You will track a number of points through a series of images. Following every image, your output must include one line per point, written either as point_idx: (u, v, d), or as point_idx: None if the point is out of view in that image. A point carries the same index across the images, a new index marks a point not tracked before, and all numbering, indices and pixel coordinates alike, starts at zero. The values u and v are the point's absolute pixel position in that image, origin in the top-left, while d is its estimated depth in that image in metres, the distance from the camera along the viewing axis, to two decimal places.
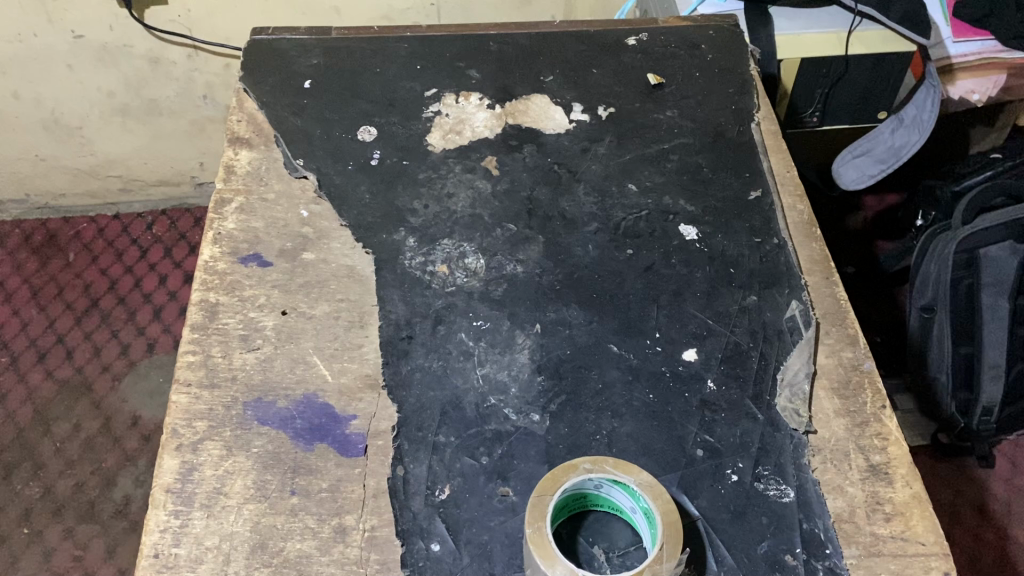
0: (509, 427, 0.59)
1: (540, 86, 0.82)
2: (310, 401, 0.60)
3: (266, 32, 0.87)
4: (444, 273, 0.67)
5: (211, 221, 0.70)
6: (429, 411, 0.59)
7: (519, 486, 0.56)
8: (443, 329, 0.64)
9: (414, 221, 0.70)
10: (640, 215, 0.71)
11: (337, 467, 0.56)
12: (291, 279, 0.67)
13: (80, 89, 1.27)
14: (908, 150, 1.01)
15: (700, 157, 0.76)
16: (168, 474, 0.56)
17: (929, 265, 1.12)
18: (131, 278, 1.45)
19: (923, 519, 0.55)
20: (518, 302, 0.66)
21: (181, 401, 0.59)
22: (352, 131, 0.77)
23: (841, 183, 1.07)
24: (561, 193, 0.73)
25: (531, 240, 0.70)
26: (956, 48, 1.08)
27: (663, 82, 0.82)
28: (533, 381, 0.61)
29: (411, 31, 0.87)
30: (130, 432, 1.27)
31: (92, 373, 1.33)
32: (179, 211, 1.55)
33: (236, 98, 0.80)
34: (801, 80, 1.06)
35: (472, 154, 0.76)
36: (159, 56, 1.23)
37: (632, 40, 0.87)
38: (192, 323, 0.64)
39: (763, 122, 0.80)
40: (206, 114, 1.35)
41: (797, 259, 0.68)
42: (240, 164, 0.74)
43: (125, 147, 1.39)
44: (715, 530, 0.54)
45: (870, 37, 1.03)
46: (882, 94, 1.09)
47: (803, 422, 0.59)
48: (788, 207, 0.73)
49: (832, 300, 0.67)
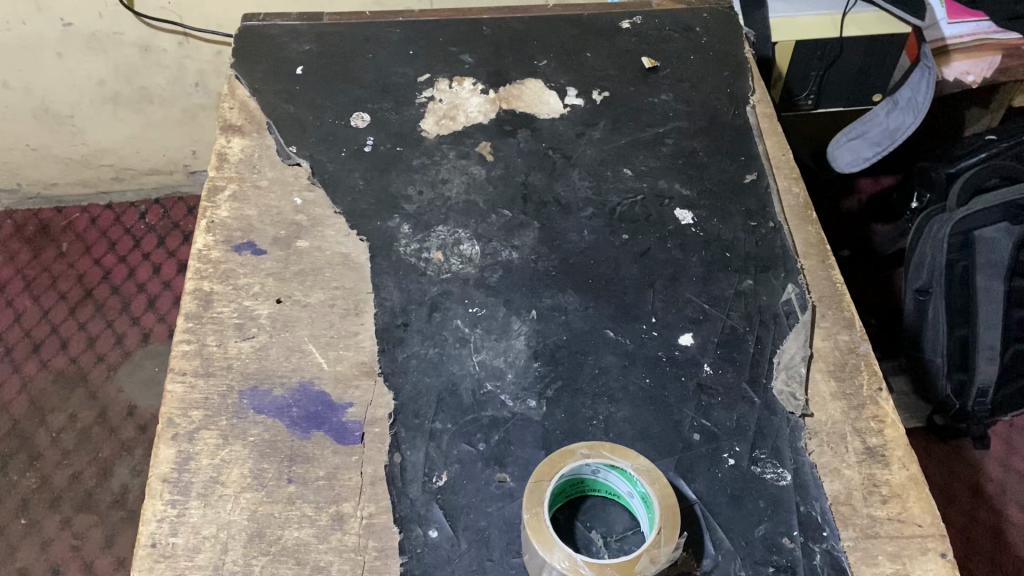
0: (506, 413, 0.58)
1: (534, 71, 0.81)
2: (306, 389, 0.60)
3: (257, 18, 0.86)
4: (439, 260, 0.67)
5: (204, 210, 0.70)
6: (425, 397, 0.59)
7: (516, 472, 0.56)
8: (439, 316, 0.63)
9: (408, 208, 0.70)
10: (635, 199, 0.71)
11: (334, 455, 0.56)
12: (286, 268, 0.66)
13: (71, 78, 1.26)
14: (902, 133, 1.00)
15: (696, 141, 0.76)
16: (164, 463, 0.56)
17: (924, 247, 1.12)
18: (125, 268, 1.45)
19: (919, 500, 0.55)
20: (514, 289, 0.65)
21: (176, 391, 0.59)
22: (345, 118, 0.76)
23: (836, 166, 1.07)
24: (556, 178, 0.73)
25: (526, 225, 0.69)
26: (950, 30, 1.09)
27: (657, 65, 0.82)
28: (529, 368, 0.61)
29: (403, 16, 0.87)
30: (126, 423, 1.27)
31: (87, 363, 1.33)
32: (172, 200, 1.54)
33: (228, 86, 0.79)
34: (796, 63, 1.06)
35: (467, 140, 0.76)
36: (149, 44, 1.23)
37: (626, 24, 0.87)
38: (187, 312, 0.63)
39: (758, 105, 0.79)
40: (197, 102, 1.34)
41: (793, 243, 0.68)
42: (232, 152, 0.74)
43: (117, 137, 1.39)
44: (712, 514, 0.54)
45: (865, 20, 1.03)
46: (877, 76, 1.09)
47: (800, 405, 0.59)
48: (784, 190, 0.73)
49: (829, 283, 0.66)
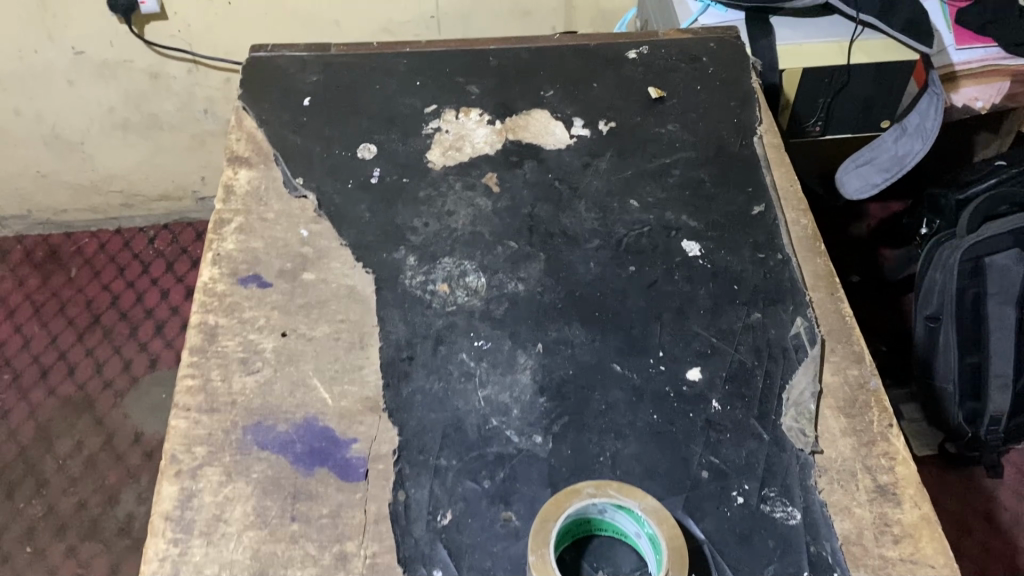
0: (512, 450, 0.58)
1: (540, 101, 0.81)
2: (310, 425, 0.59)
3: (265, 48, 0.86)
4: (445, 292, 0.66)
5: (210, 242, 0.70)
6: (430, 433, 0.59)
7: (521, 510, 0.55)
8: (444, 349, 0.63)
9: (414, 240, 0.70)
10: (642, 231, 0.71)
11: (337, 492, 0.56)
12: (292, 300, 0.66)
13: (82, 105, 1.27)
14: (912, 158, 1.02)
15: (702, 172, 0.75)
16: (167, 501, 0.56)
17: (934, 274, 1.12)
18: (133, 293, 1.45)
19: (932, 540, 0.54)
20: (519, 322, 0.65)
21: (180, 427, 0.59)
22: (352, 148, 0.77)
23: (846, 193, 1.08)
24: (562, 210, 0.73)
25: (532, 257, 0.69)
26: (958, 56, 1.08)
27: (664, 95, 0.82)
28: (534, 403, 0.60)
29: (410, 47, 0.87)
30: (133, 449, 1.27)
31: (94, 389, 1.33)
32: (181, 225, 1.55)
33: (235, 117, 0.79)
34: (804, 91, 1.06)
35: (473, 171, 0.76)
36: (159, 71, 1.24)
37: (633, 54, 0.86)
38: (192, 346, 0.63)
39: (765, 136, 0.79)
40: (207, 128, 1.35)
41: (801, 275, 0.68)
42: (239, 184, 0.74)
43: (127, 163, 1.39)
44: (721, 555, 0.53)
45: (872, 47, 1.03)
46: (884, 103, 1.09)
47: (809, 442, 0.58)
48: (792, 222, 0.72)
49: (837, 316, 0.66)
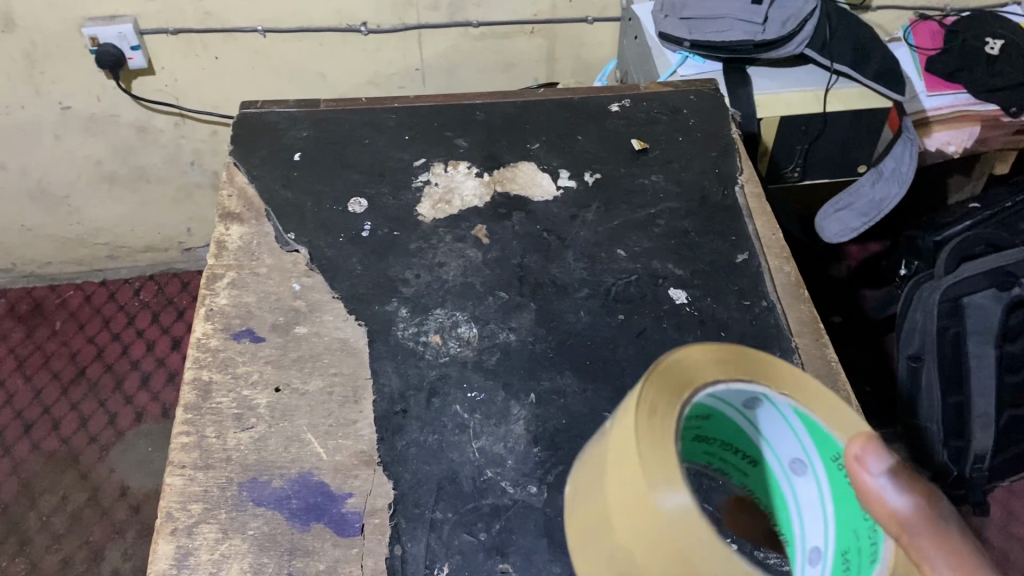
0: (507, 501, 0.58)
1: (527, 154, 0.83)
2: (305, 480, 0.59)
3: (256, 105, 0.88)
4: (437, 344, 0.67)
5: (203, 298, 0.70)
6: (425, 487, 0.59)
7: (518, 562, 0.55)
8: (438, 401, 0.64)
9: (405, 292, 0.71)
10: (630, 279, 0.72)
11: (334, 548, 0.56)
12: (285, 354, 0.67)
13: (69, 159, 1.28)
14: (890, 202, 1.05)
15: (687, 222, 0.77)
16: (163, 560, 0.56)
17: (915, 315, 1.14)
18: (119, 345, 1.44)
19: None
20: (512, 371, 0.66)
21: (175, 484, 0.59)
22: (342, 203, 0.78)
23: (825, 236, 1.10)
24: (551, 260, 0.74)
25: (522, 307, 0.70)
26: (929, 102, 1.11)
27: (647, 147, 0.84)
28: (529, 453, 0.61)
29: (399, 102, 0.89)
30: (119, 503, 1.25)
31: (79, 444, 1.32)
32: (166, 276, 1.55)
33: (226, 173, 0.80)
34: (782, 138, 1.07)
35: (463, 223, 0.77)
36: (146, 125, 1.25)
37: (615, 106, 0.89)
38: (186, 403, 0.63)
39: (747, 185, 0.81)
40: (193, 180, 1.36)
41: (786, 321, 0.69)
42: (231, 240, 0.75)
43: (113, 215, 1.40)
44: None
45: (847, 95, 1.04)
46: (861, 149, 1.11)
47: None
48: (775, 269, 0.74)
49: (824, 361, 0.67)
